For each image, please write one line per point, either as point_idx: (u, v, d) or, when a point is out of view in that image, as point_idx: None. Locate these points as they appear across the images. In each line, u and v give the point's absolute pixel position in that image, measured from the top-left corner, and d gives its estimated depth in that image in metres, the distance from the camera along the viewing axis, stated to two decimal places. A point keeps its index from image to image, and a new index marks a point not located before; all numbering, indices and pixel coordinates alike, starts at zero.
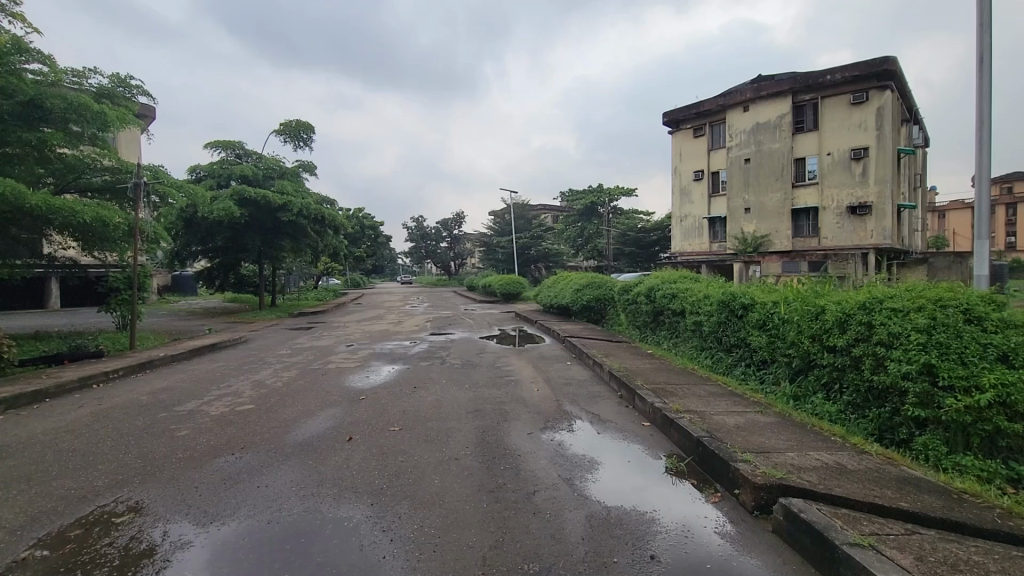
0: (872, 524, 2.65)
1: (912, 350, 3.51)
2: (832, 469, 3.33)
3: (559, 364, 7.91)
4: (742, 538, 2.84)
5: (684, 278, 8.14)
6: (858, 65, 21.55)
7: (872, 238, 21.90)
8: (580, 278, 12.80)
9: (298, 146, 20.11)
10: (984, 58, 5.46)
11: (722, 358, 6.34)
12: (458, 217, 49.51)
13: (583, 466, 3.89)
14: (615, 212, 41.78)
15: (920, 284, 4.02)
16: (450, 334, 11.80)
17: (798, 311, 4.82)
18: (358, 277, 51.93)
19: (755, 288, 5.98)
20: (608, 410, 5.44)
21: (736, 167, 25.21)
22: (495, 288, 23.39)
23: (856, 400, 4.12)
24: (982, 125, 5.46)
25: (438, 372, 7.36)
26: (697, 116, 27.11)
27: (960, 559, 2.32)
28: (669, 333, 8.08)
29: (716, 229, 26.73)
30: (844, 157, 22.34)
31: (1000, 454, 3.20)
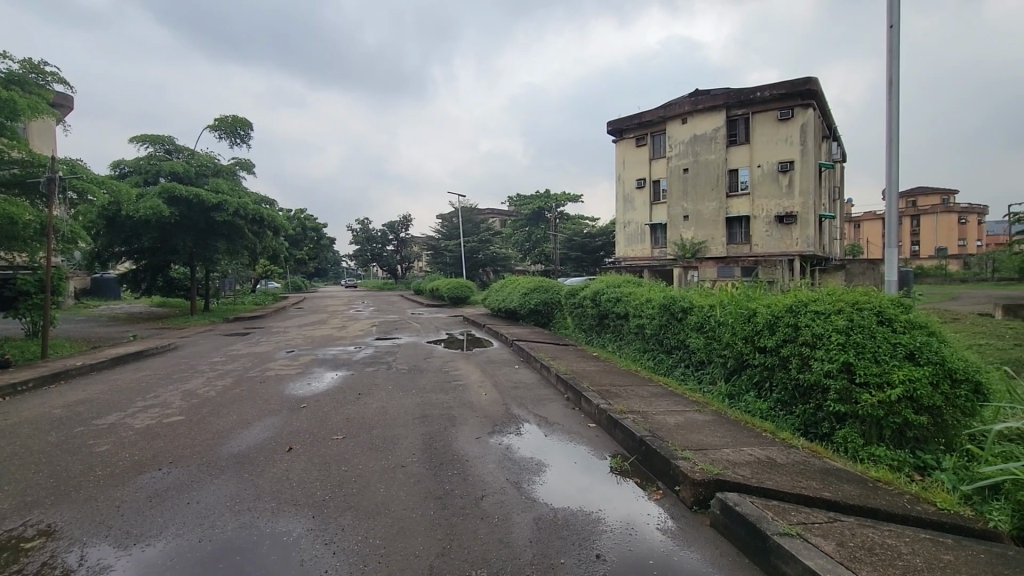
0: (799, 513, 2.83)
1: (833, 350, 3.78)
2: (763, 463, 3.53)
3: (507, 368, 7.97)
4: (683, 533, 2.96)
5: (628, 283, 8.41)
6: (784, 83, 23.03)
7: (797, 246, 23.43)
8: (527, 281, 12.93)
9: (235, 142, 19.17)
10: (893, 83, 5.99)
11: (663, 359, 6.58)
12: (406, 219, 48.79)
13: (530, 469, 3.93)
14: (561, 217, 42.57)
15: (840, 288, 4.34)
16: (397, 338, 11.62)
17: (732, 314, 5.09)
18: (300, 280, 50.07)
19: (694, 292, 6.25)
20: (555, 413, 5.51)
21: (677, 176, 26.31)
22: (442, 292, 23.26)
23: (784, 397, 4.40)
24: (891, 144, 5.99)
25: (384, 378, 7.23)
26: (640, 126, 28.06)
27: (876, 544, 2.52)
28: (613, 335, 8.30)
29: (657, 235, 27.77)
30: (773, 169, 23.81)
31: (908, 445, 3.51)
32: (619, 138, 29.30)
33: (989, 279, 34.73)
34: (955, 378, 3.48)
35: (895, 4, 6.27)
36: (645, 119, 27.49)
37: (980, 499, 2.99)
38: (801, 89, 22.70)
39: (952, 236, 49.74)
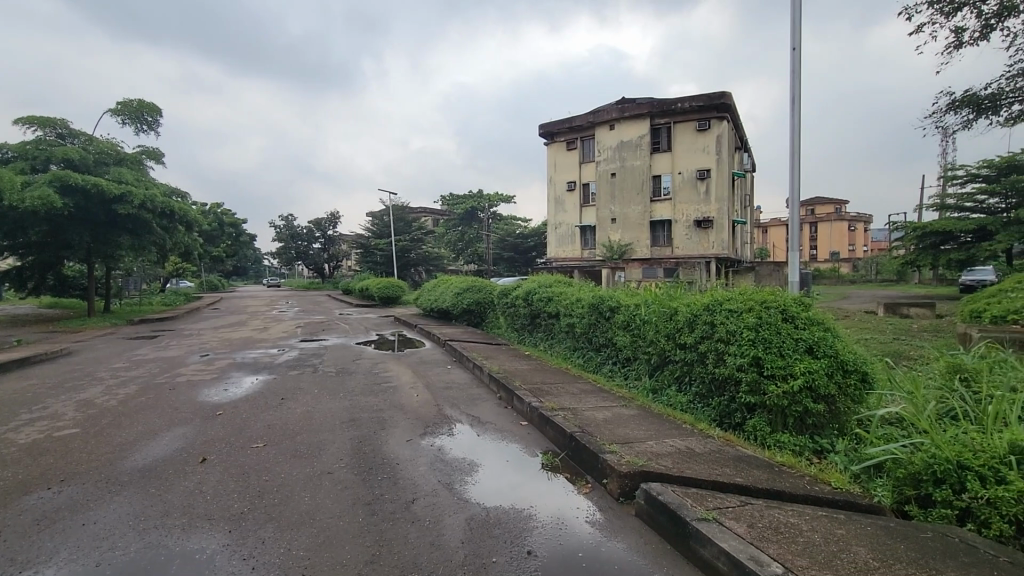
0: (714, 499, 3.03)
1: (744, 345, 4.07)
2: (683, 453, 3.75)
3: (439, 368, 7.90)
4: (610, 524, 3.07)
5: (559, 283, 8.62)
6: (701, 96, 24.50)
7: (713, 248, 24.96)
8: (460, 281, 12.89)
9: (140, 129, 17.59)
10: (796, 100, 6.56)
11: (592, 357, 6.80)
12: (334, 216, 47.05)
13: (462, 469, 3.92)
14: (494, 217, 42.82)
15: (750, 288, 4.69)
16: (324, 340, 11.19)
17: (655, 313, 5.35)
18: (216, 279, 46.76)
19: (620, 292, 6.52)
20: (487, 412, 5.54)
21: (605, 179, 27.26)
22: (372, 292, 22.65)
23: (702, 391, 4.68)
24: (794, 156, 6.56)
25: (309, 381, 6.94)
26: (570, 130, 28.75)
27: (780, 523, 2.75)
28: (545, 334, 8.47)
29: (587, 237, 28.62)
30: (692, 176, 25.26)
31: (808, 431, 3.86)
32: (551, 141, 29.85)
33: (873, 281, 38.98)
34: (846, 369, 3.87)
35: (797, 29, 6.87)
36: (575, 123, 28.23)
37: (867, 477, 3.34)
38: (717, 102, 24.26)
39: (844, 241, 55.35)
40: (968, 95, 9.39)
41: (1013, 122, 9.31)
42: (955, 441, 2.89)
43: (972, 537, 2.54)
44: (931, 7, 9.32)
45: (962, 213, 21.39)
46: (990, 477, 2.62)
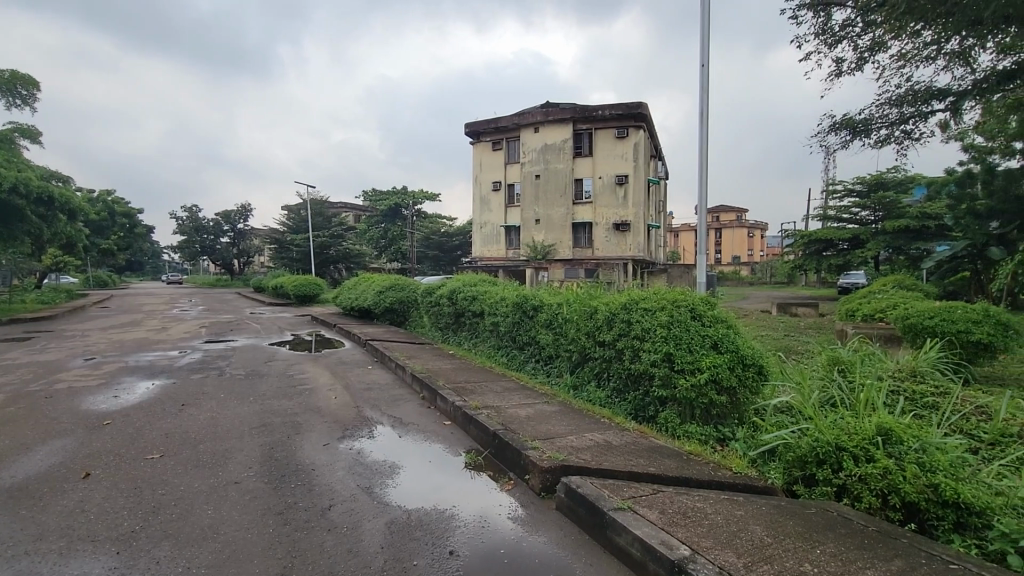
0: (629, 489, 3.19)
1: (657, 342, 4.32)
2: (601, 446, 3.91)
3: (359, 369, 7.64)
4: (531, 519, 3.15)
5: (483, 282, 8.66)
6: (620, 105, 25.65)
7: (630, 250, 26.17)
8: (381, 279, 12.56)
9: (12, 103, 15.47)
10: (705, 115, 7.05)
11: (516, 355, 6.89)
12: (245, 209, 44.05)
13: (382, 473, 3.82)
14: (418, 215, 42.15)
15: (663, 288, 4.96)
16: (232, 340, 10.44)
17: (577, 311, 5.53)
18: (104, 276, 42.06)
19: (544, 291, 6.68)
20: (409, 413, 5.44)
21: (529, 181, 27.70)
22: (286, 289, 21.43)
23: (619, 385, 4.91)
24: (702, 166, 7.05)
25: (215, 385, 6.44)
26: (496, 131, 28.90)
27: (688, 508, 2.95)
28: (469, 333, 8.46)
29: (511, 236, 28.93)
30: (611, 181, 26.34)
31: (713, 421, 4.17)
32: (477, 140, 29.81)
33: (768, 283, 42.91)
34: (746, 363, 4.23)
35: (706, 47, 7.40)
36: (500, 124, 28.46)
37: (763, 461, 3.67)
38: (634, 112, 25.54)
39: (744, 246, 60.53)
40: (846, 119, 10.57)
41: (882, 144, 10.59)
42: (834, 426, 3.23)
43: (847, 511, 2.87)
44: (817, 38, 10.38)
45: (840, 223, 24.06)
46: (861, 456, 2.97)
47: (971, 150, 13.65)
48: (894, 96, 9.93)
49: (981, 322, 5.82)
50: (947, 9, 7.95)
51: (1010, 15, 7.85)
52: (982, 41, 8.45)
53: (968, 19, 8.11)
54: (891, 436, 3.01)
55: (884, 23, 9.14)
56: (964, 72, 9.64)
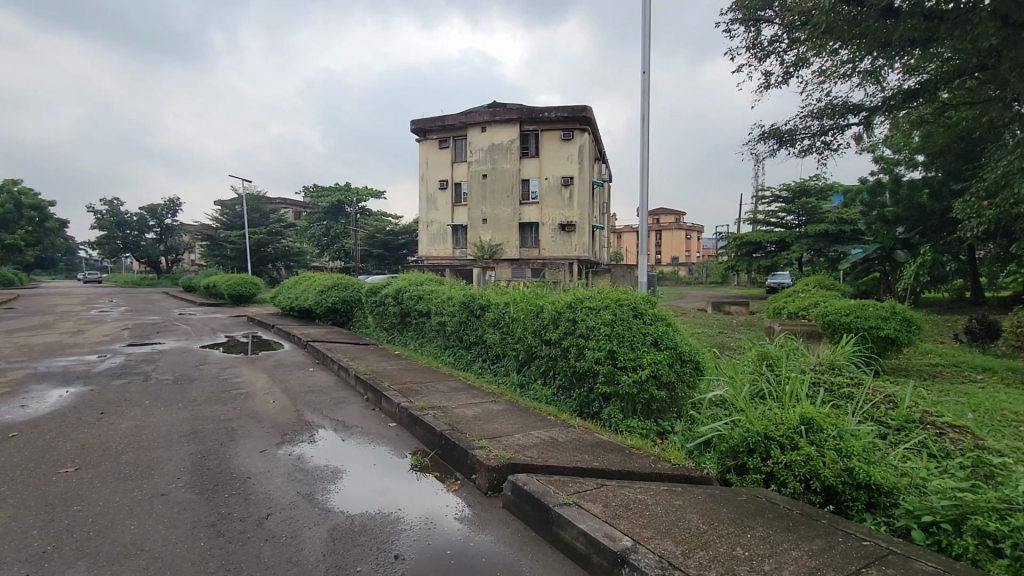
0: (574, 484, 3.26)
1: (601, 340, 4.44)
2: (547, 443, 3.97)
3: (299, 371, 7.37)
4: (478, 518, 3.15)
5: (430, 281, 8.57)
6: (565, 108, 26.08)
7: (576, 251, 26.70)
8: (323, 278, 12.15)
9: None
10: (645, 121, 7.31)
11: (463, 354, 6.87)
12: (174, 203, 41.40)
13: (325, 478, 3.71)
14: (362, 213, 41.11)
15: (606, 287, 5.09)
16: (159, 343, 9.76)
17: (524, 310, 5.58)
18: (8, 274, 38.26)
19: (491, 290, 6.70)
20: (353, 415, 5.30)
21: (477, 180, 27.65)
22: (220, 289, 20.30)
23: (564, 383, 5.00)
24: (643, 169, 7.30)
25: (140, 392, 6.01)
26: (442, 129, 28.61)
27: (630, 500, 3.05)
28: (415, 333, 8.35)
29: (458, 236, 28.76)
30: (557, 182, 26.74)
31: (653, 415, 4.33)
32: (423, 138, 29.38)
33: (704, 282, 45.07)
34: (684, 359, 4.43)
35: (647, 55, 7.67)
36: (447, 123, 28.23)
37: (699, 452, 3.85)
38: (579, 115, 26.04)
39: (682, 248, 63.26)
40: (774, 128, 11.26)
41: (805, 153, 11.36)
42: (763, 417, 3.44)
43: (775, 496, 3.07)
44: (748, 52, 11.00)
45: (768, 227, 25.61)
46: (786, 444, 3.18)
47: (880, 161, 14.95)
48: (815, 109, 10.69)
49: (889, 318, 6.40)
50: (862, 30, 8.82)
51: (914, 39, 8.66)
52: (891, 61, 9.23)
53: (879, 40, 8.90)
54: (813, 425, 3.23)
55: (807, 41, 9.81)
56: (875, 89, 10.50)
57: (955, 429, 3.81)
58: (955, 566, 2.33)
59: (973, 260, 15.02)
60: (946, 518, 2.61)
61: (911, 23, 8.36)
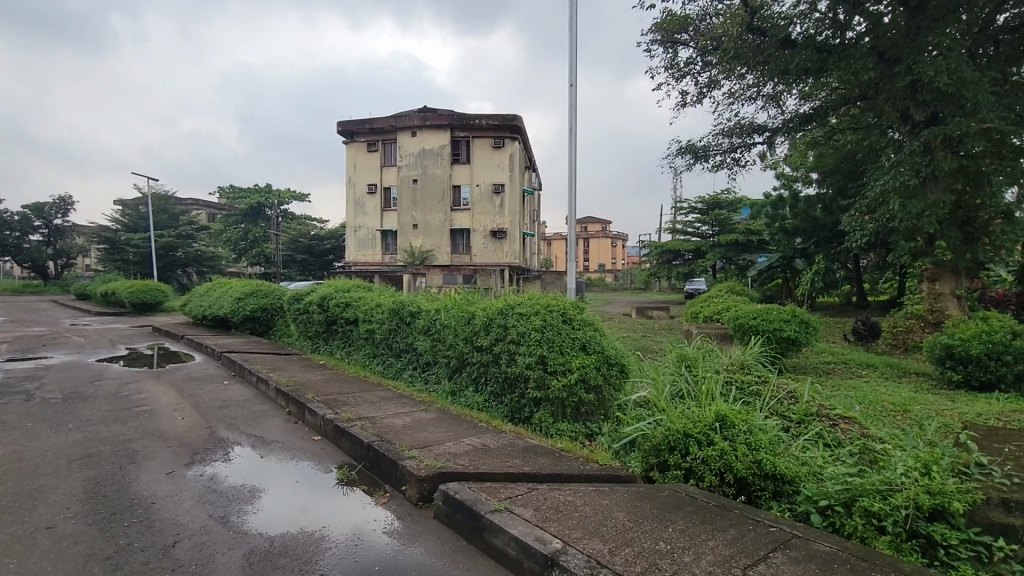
0: (505, 490, 3.27)
1: (532, 346, 4.50)
2: (478, 450, 3.96)
3: (212, 384, 6.86)
4: (408, 531, 3.08)
5: (358, 288, 8.32)
6: (496, 116, 26.38)
7: (507, 257, 26.97)
8: (240, 285, 11.44)
9: None
10: (573, 132, 7.56)
11: (392, 363, 6.70)
12: (65, 202, 37.26)
13: (241, 498, 3.47)
14: (284, 216, 39.16)
15: (536, 293, 5.17)
16: (45, 358, 8.71)
17: (455, 317, 5.55)
18: None
19: (421, 297, 6.60)
20: (273, 430, 5.01)
21: (407, 185, 27.21)
22: (120, 297, 18.47)
23: (496, 389, 5.02)
24: (572, 178, 7.53)
25: (19, 413, 5.32)
26: (370, 131, 27.90)
27: (560, 502, 3.12)
28: (341, 342, 8.05)
29: (388, 241, 28.11)
30: (488, 189, 26.92)
31: (582, 418, 4.46)
32: (350, 140, 28.46)
33: (628, 289, 47.08)
34: (610, 362, 4.58)
35: (573, 69, 7.94)
36: (376, 125, 27.59)
37: (624, 452, 4.00)
38: (509, 124, 26.42)
39: (608, 256, 65.88)
40: (690, 144, 12.02)
41: (718, 168, 12.22)
42: (682, 415, 3.64)
43: (693, 490, 3.26)
44: (666, 71, 11.69)
45: (686, 236, 27.23)
46: (703, 441, 3.38)
47: (781, 178, 16.38)
48: (726, 127, 11.53)
49: (790, 321, 7.04)
50: (765, 57, 9.74)
51: (808, 68, 9.58)
52: (790, 87, 10.15)
53: (779, 67, 9.78)
54: (726, 421, 3.45)
55: (719, 64, 10.59)
56: (776, 112, 11.51)
57: (845, 420, 4.24)
58: (848, 544, 2.58)
59: (858, 268, 16.82)
60: (839, 501, 2.89)
61: (805, 54, 9.31)
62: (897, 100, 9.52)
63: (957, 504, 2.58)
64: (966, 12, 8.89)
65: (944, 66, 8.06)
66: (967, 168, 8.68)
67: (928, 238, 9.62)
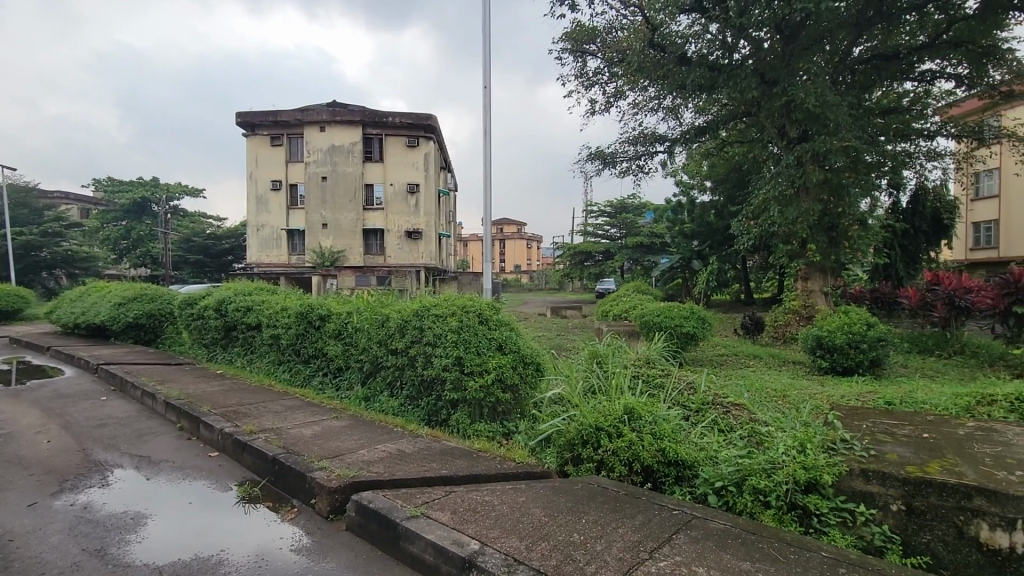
0: (422, 495, 3.22)
1: (448, 348, 4.48)
2: (393, 456, 3.86)
3: (86, 401, 6.08)
4: (318, 546, 2.94)
5: (260, 291, 7.78)
6: (410, 114, 25.94)
7: (422, 258, 26.59)
8: (120, 289, 10.26)
9: None
10: (487, 135, 7.63)
11: (299, 370, 6.35)
12: None
13: (124, 527, 3.11)
14: (174, 213, 35.69)
15: (452, 294, 5.14)
16: None
17: (368, 320, 5.38)
18: None
19: (331, 300, 6.31)
20: (161, 449, 4.54)
21: (315, 182, 25.89)
22: None
23: (412, 393, 4.93)
24: (487, 180, 7.58)
25: None
26: (274, 124, 26.16)
27: (477, 503, 3.13)
28: (242, 350, 7.48)
29: (295, 241, 26.59)
30: (402, 189, 26.36)
31: (499, 418, 4.50)
32: (250, 132, 26.50)
33: (543, 290, 48.32)
34: (526, 361, 4.67)
35: (487, 72, 8.01)
36: (280, 118, 25.92)
37: (540, 448, 4.09)
38: (423, 123, 26.10)
39: (523, 257, 67.38)
40: (599, 150, 12.58)
41: (624, 175, 12.90)
42: (594, 410, 3.80)
43: (604, 481, 3.42)
44: (577, 79, 12.14)
45: (596, 238, 28.50)
46: (613, 433, 3.55)
47: (680, 185, 17.61)
48: (631, 136, 12.20)
49: (688, 318, 7.62)
50: (664, 72, 10.41)
51: (701, 85, 10.42)
52: (688, 100, 10.93)
53: (676, 82, 10.52)
54: (633, 413, 3.65)
55: (625, 76, 11.18)
56: (675, 124, 12.36)
57: (737, 407, 4.64)
58: (739, 521, 2.84)
59: (746, 269, 18.56)
60: (732, 482, 3.16)
61: (698, 71, 10.12)
62: (776, 117, 10.59)
63: (826, 475, 2.92)
64: (829, 43, 10.14)
65: (812, 89, 9.13)
66: (831, 180, 9.88)
67: (801, 242, 10.78)
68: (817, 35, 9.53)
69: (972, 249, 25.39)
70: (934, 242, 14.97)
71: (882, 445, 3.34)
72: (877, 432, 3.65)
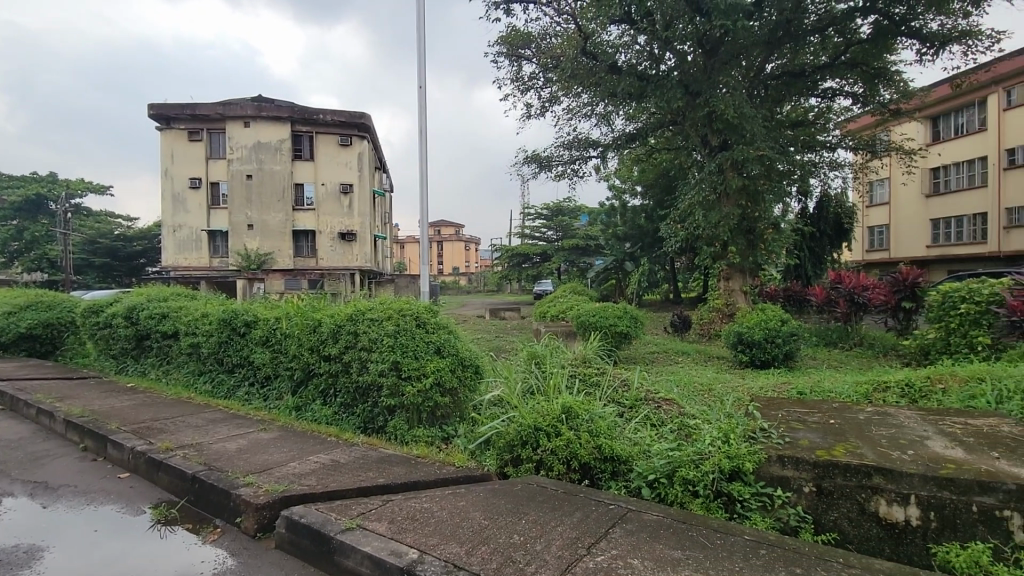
0: (357, 506, 3.12)
1: (385, 352, 4.37)
2: (327, 467, 3.72)
3: None
4: (244, 566, 2.78)
5: (178, 296, 7.23)
6: (342, 112, 25.10)
7: (356, 261, 25.84)
8: (11, 296, 9.19)
9: None
10: (423, 135, 7.52)
11: (223, 380, 5.96)
12: None
13: (16, 562, 2.79)
14: (77, 212, 32.47)
15: (388, 298, 5.02)
16: None
17: (298, 326, 5.14)
18: None
19: (257, 305, 5.97)
20: (61, 472, 4.11)
21: (239, 181, 24.46)
22: None
23: (346, 400, 4.77)
24: (423, 181, 7.49)
25: None
26: (192, 118, 24.43)
27: (415, 510, 3.07)
28: (157, 360, 6.92)
29: (216, 242, 24.98)
30: (335, 189, 25.46)
31: (438, 422, 4.45)
32: (165, 126, 24.59)
33: (481, 291, 48.42)
34: (464, 364, 4.64)
35: (422, 72, 7.91)
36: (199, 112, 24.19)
37: (479, 451, 4.08)
38: (357, 121, 25.36)
39: (461, 259, 67.22)
40: (535, 154, 12.77)
41: (559, 178, 13.17)
42: (533, 410, 3.84)
43: (543, 480, 3.47)
44: (513, 83, 12.26)
45: (533, 240, 28.90)
46: (551, 432, 3.61)
47: (613, 189, 18.23)
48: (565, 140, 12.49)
49: (622, 317, 7.92)
50: (596, 79, 10.73)
51: (631, 93, 10.85)
52: (619, 107, 11.34)
53: (608, 89, 10.88)
54: (571, 412, 3.72)
55: (559, 81, 11.43)
56: (607, 130, 12.78)
57: (667, 401, 4.85)
58: (671, 511, 2.97)
59: (674, 270, 19.50)
60: (663, 474, 3.30)
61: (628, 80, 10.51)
62: (699, 127, 11.11)
63: (748, 463, 3.12)
64: (745, 59, 10.85)
65: (731, 101, 9.76)
66: (749, 187, 10.61)
67: (723, 244, 11.47)
68: (734, 50, 10.20)
69: (868, 251, 28.12)
70: (837, 244, 16.44)
71: (796, 431, 3.61)
72: (791, 420, 3.94)
